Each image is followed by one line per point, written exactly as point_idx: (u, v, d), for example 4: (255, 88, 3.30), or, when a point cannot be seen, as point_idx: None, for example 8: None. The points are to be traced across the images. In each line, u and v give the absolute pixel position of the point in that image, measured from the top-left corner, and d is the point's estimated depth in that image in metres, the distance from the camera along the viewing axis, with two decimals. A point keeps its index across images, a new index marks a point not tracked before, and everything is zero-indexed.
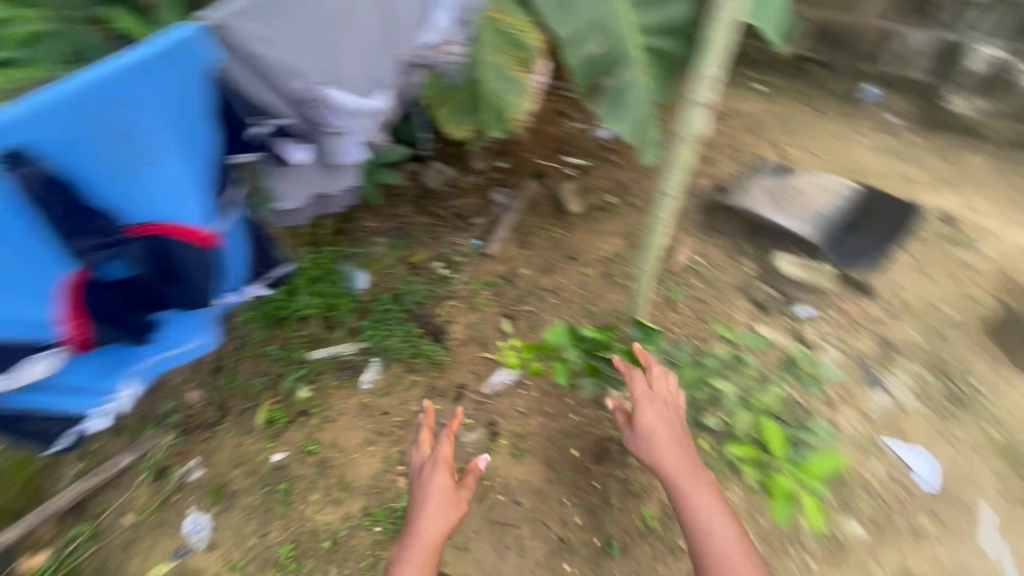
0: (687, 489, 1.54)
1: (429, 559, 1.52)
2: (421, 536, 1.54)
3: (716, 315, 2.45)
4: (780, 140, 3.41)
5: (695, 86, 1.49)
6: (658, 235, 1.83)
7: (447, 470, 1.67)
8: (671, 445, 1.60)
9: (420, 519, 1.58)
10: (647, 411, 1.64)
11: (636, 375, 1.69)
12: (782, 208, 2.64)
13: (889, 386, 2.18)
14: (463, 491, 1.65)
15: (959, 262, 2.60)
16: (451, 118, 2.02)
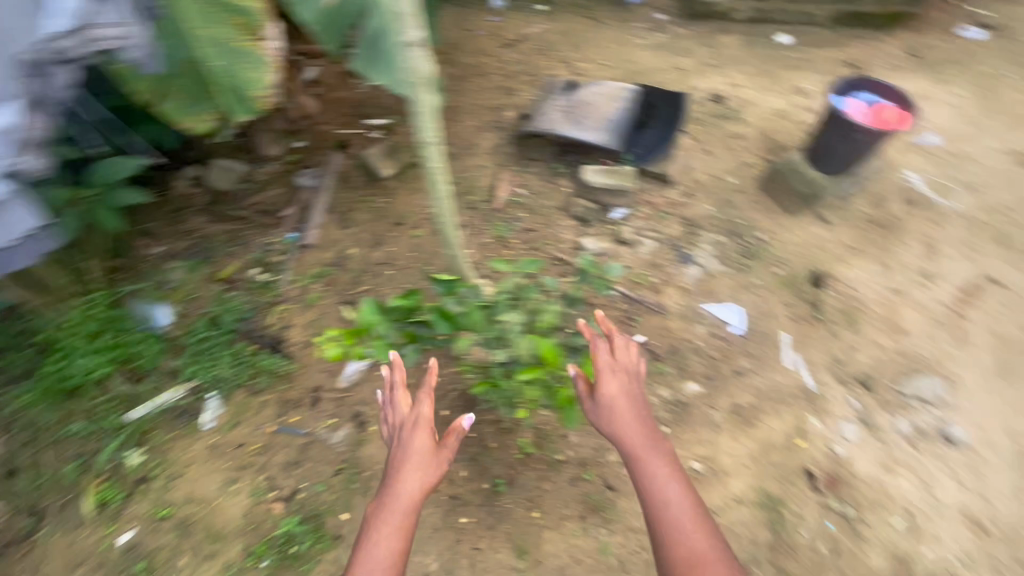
0: (645, 459, 1.47)
1: (407, 524, 1.39)
2: (399, 498, 1.41)
3: (546, 239, 2.55)
4: (570, 57, 3.55)
5: (402, 26, 1.56)
6: (440, 184, 1.86)
7: (428, 431, 1.52)
8: (629, 414, 1.53)
9: (400, 481, 1.44)
10: (608, 382, 1.56)
11: (599, 345, 1.62)
12: (580, 124, 2.75)
13: (697, 258, 2.48)
14: (446, 451, 1.50)
15: (730, 137, 3.03)
16: (181, 111, 1.76)
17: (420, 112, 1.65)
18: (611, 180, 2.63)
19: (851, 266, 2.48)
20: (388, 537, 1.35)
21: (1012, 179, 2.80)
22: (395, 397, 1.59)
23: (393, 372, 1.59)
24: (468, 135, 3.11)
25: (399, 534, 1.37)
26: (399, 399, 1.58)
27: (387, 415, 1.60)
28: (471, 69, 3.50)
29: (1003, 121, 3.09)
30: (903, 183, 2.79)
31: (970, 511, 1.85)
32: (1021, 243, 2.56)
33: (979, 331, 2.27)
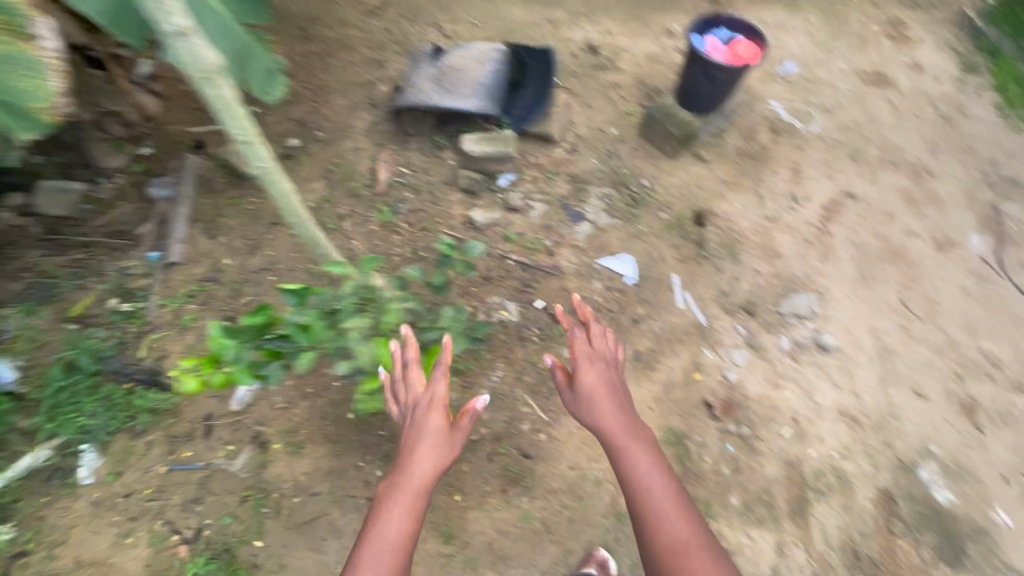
0: (625, 446, 1.39)
1: (416, 507, 1.28)
2: (410, 479, 1.30)
3: (435, 216, 2.46)
4: (440, 19, 3.38)
5: (162, 14, 1.20)
6: (279, 182, 1.61)
7: (443, 411, 1.40)
8: (609, 402, 1.48)
9: (412, 460, 1.33)
10: (586, 370, 1.51)
11: (577, 333, 1.58)
12: (453, 93, 2.58)
13: (586, 214, 2.50)
14: (460, 433, 1.38)
15: (607, 88, 3.04)
16: None
17: (225, 110, 1.38)
18: (486, 147, 2.53)
19: (729, 200, 2.61)
20: (397, 518, 1.25)
21: (860, 98, 3.02)
22: (409, 374, 1.47)
23: (406, 346, 1.47)
24: (340, 117, 2.91)
25: (408, 517, 1.25)
26: (412, 375, 1.47)
27: (398, 393, 1.48)
28: (335, 43, 3.26)
29: (849, 42, 3.30)
30: (767, 114, 2.94)
31: (845, 409, 2.06)
32: (872, 156, 2.78)
33: (841, 244, 2.47)
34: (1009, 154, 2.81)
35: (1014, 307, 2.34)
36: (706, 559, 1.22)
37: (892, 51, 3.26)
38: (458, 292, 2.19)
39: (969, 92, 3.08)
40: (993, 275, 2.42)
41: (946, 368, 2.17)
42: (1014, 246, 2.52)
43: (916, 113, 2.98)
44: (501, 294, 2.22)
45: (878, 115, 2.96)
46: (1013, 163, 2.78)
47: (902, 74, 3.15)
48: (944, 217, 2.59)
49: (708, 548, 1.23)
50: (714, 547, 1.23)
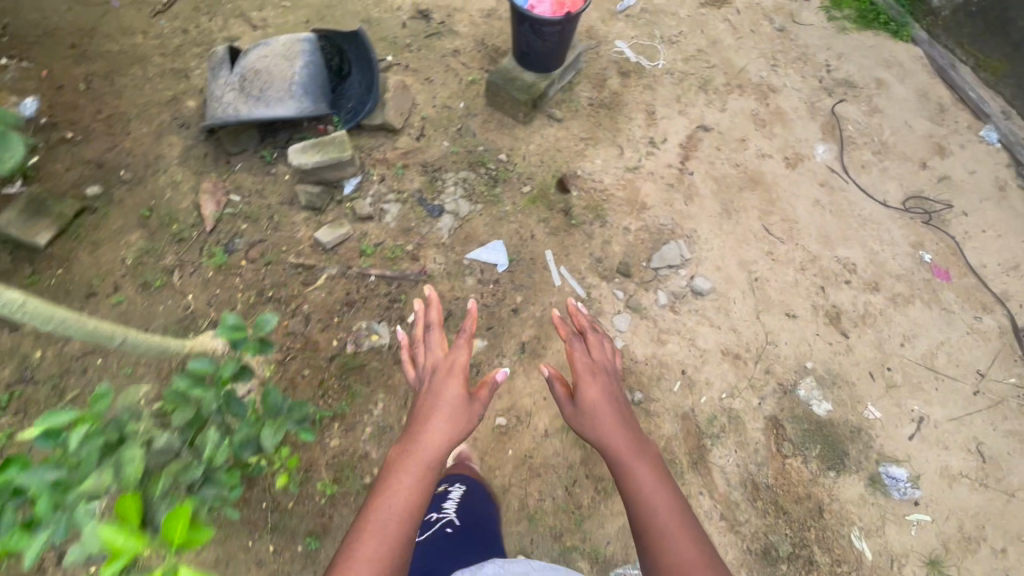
0: (633, 460, 1.17)
1: (425, 482, 1.06)
2: (423, 446, 1.11)
3: (279, 243, 2.20)
4: (242, 6, 2.94)
5: None
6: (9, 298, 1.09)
7: (462, 377, 1.27)
8: (612, 414, 1.29)
9: (427, 425, 1.16)
10: (588, 382, 1.36)
11: (576, 342, 1.47)
12: (263, 97, 2.24)
13: (446, 205, 2.33)
14: (480, 402, 1.25)
15: (445, 57, 2.79)
16: None
17: None
18: (319, 156, 2.21)
19: (590, 158, 2.52)
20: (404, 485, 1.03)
21: (700, 22, 2.97)
22: (431, 339, 1.38)
23: (428, 318, 1.41)
24: (145, 147, 2.49)
25: (415, 485, 1.04)
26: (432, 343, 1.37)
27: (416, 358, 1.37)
28: (122, 56, 2.76)
29: None
30: (613, 57, 2.83)
31: (728, 348, 2.11)
32: (719, 83, 2.76)
33: (701, 182, 2.47)
34: (840, 56, 2.89)
35: (861, 208, 2.46)
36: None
37: None
38: (319, 326, 1.99)
39: None
40: (839, 181, 2.52)
41: (811, 283, 2.26)
42: (856, 147, 2.62)
43: (754, 29, 2.97)
44: (367, 317, 2.04)
45: (719, 37, 2.93)
46: (844, 64, 2.86)
47: None
48: (792, 132, 2.64)
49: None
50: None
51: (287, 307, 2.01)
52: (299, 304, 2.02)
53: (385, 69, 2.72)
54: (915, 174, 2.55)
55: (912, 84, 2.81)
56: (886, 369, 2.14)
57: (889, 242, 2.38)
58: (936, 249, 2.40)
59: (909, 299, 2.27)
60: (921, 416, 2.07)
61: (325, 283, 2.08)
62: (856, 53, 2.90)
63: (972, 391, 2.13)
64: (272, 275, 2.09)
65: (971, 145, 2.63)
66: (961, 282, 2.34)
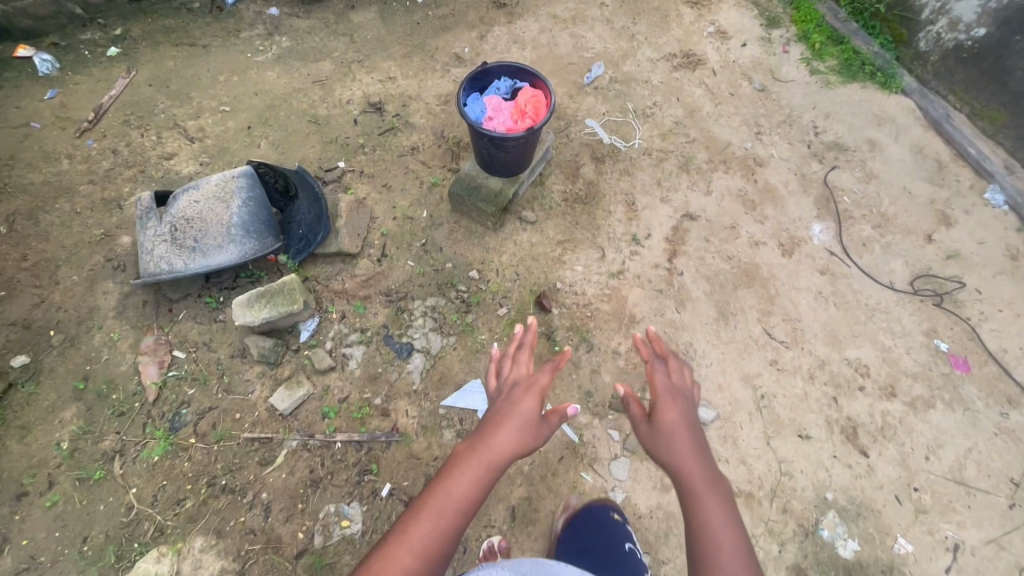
0: (704, 496, 1.10)
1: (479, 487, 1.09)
2: (484, 450, 1.12)
3: (231, 409, 1.97)
4: (177, 116, 2.68)
5: None
6: None
7: (536, 391, 1.23)
8: (690, 443, 1.18)
9: (497, 433, 1.15)
10: (668, 407, 1.22)
11: (657, 363, 1.30)
12: (198, 247, 2.00)
13: (414, 342, 2.10)
14: (548, 426, 1.21)
15: (402, 156, 2.56)
16: None
17: None
18: (268, 311, 1.97)
19: (570, 265, 2.29)
20: (462, 486, 1.07)
21: (675, 90, 2.76)
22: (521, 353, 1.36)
23: (523, 335, 1.38)
24: (77, 298, 2.24)
25: (472, 486, 1.07)
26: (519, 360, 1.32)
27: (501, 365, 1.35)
28: (46, 187, 2.50)
29: (650, 20, 2.97)
30: (584, 140, 2.61)
31: (738, 487, 1.90)
32: (701, 160, 2.55)
33: (693, 281, 2.26)
34: (828, 115, 2.68)
35: (869, 296, 2.25)
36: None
37: (694, 20, 2.98)
38: (281, 517, 1.76)
39: (778, 50, 2.88)
40: (842, 264, 2.31)
41: (821, 395, 2.06)
42: (855, 222, 2.42)
43: (733, 91, 2.76)
44: (336, 496, 1.82)
45: (697, 105, 2.71)
46: (833, 124, 2.66)
47: (709, 46, 2.89)
48: (785, 212, 2.43)
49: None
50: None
51: (243, 497, 1.78)
52: (257, 491, 1.79)
53: (338, 179, 2.49)
54: (920, 249, 2.35)
55: (907, 141, 2.60)
56: (912, 491, 1.94)
57: (901, 333, 2.18)
58: (952, 335, 2.20)
59: (929, 402, 2.07)
60: (956, 543, 1.88)
61: (285, 461, 1.85)
62: (844, 111, 2.69)
63: (1008, 505, 1.94)
64: (224, 454, 1.86)
65: (976, 209, 2.44)
66: (983, 373, 2.14)
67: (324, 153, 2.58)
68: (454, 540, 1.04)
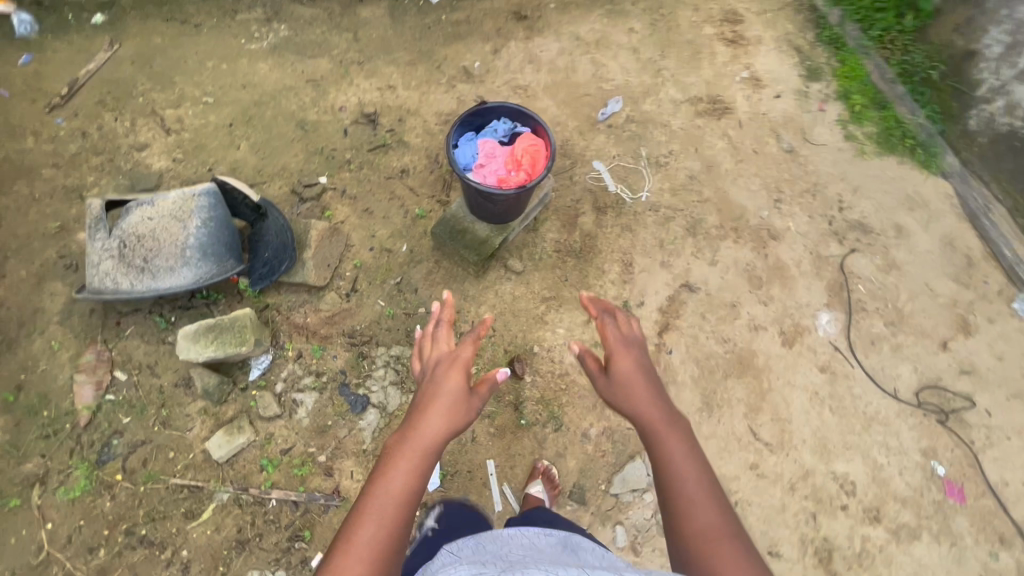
0: (665, 434, 1.14)
1: (417, 474, 1.07)
2: (414, 438, 1.11)
3: (165, 446, 1.83)
4: (156, 101, 2.48)
5: None
6: None
7: (462, 368, 1.24)
8: (646, 385, 1.24)
9: (424, 418, 1.14)
10: (620, 356, 1.27)
11: (605, 318, 1.35)
12: (148, 267, 1.83)
13: (371, 395, 1.94)
14: (479, 399, 1.21)
15: (390, 179, 2.36)
16: None
17: None
18: (213, 348, 1.81)
19: (552, 327, 2.12)
20: (396, 480, 1.05)
21: (694, 139, 2.53)
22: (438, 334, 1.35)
23: (440, 312, 1.39)
24: (22, 296, 2.09)
25: (408, 480, 1.05)
26: (438, 338, 1.32)
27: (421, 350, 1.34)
28: (6, 166, 2.33)
29: (680, 55, 2.72)
30: (588, 185, 2.40)
31: None
32: (711, 224, 2.34)
33: (681, 363, 2.08)
34: (856, 189, 2.45)
35: (868, 403, 2.07)
36: (748, 569, 0.97)
37: (728, 61, 2.73)
38: None
39: (814, 107, 2.64)
40: (845, 364, 2.13)
41: (799, 510, 1.91)
42: (866, 315, 2.22)
43: (758, 149, 2.53)
44: (262, 561, 1.69)
45: (717, 160, 2.49)
46: (860, 201, 2.43)
47: (740, 94, 2.65)
48: (792, 295, 2.23)
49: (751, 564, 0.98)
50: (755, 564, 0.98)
51: (162, 552, 1.67)
52: (178, 546, 1.68)
53: (317, 197, 2.30)
54: (932, 356, 2.16)
55: (938, 230, 2.38)
56: None
57: (897, 451, 2.01)
58: (952, 457, 2.02)
59: (914, 532, 1.91)
60: None
61: (212, 517, 1.72)
62: (875, 187, 2.46)
63: None
64: (149, 500, 1.73)
65: (1001, 319, 2.23)
66: (980, 507, 1.97)
67: (306, 164, 2.38)
68: (407, 530, 1.02)
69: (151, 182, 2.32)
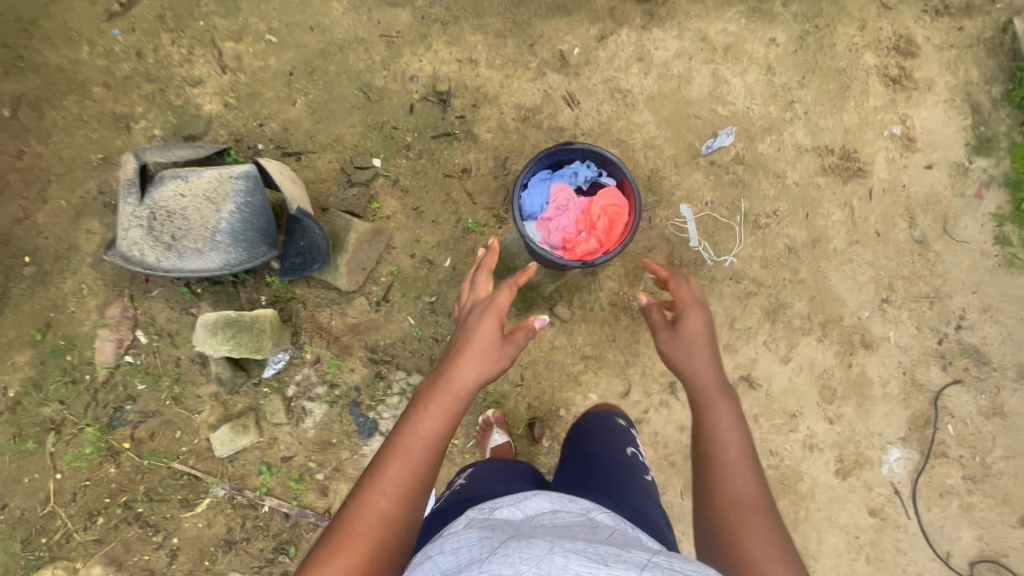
0: (713, 398, 1.18)
1: (448, 415, 1.12)
2: (444, 382, 1.15)
3: (173, 425, 1.82)
4: (216, 27, 2.19)
5: None
6: None
7: (494, 317, 1.26)
8: (706, 349, 1.26)
9: (457, 362, 1.19)
10: (686, 313, 1.31)
11: (679, 278, 1.39)
12: (175, 245, 1.71)
13: (380, 421, 1.86)
14: (512, 346, 1.24)
15: (449, 176, 2.10)
16: None
17: None
18: (229, 346, 1.73)
19: (585, 391, 1.93)
20: (426, 421, 1.10)
21: (808, 201, 2.13)
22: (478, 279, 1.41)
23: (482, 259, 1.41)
24: (60, 228, 2.03)
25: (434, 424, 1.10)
26: (476, 281, 1.39)
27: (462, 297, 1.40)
28: (60, 77, 2.15)
29: (824, 88, 2.22)
30: (667, 232, 2.08)
31: None
32: (798, 312, 2.02)
33: None
34: (985, 309, 2.05)
35: (910, 560, 1.89)
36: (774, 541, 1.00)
37: (882, 107, 2.21)
38: (185, 567, 1.70)
39: (969, 190, 2.15)
40: (900, 512, 1.90)
41: None
42: (946, 463, 1.94)
43: (882, 231, 2.11)
44: (245, 564, 1.72)
45: (827, 234, 2.09)
46: (986, 324, 2.04)
47: (883, 154, 2.17)
48: (866, 420, 1.95)
49: (778, 535, 1.01)
50: (784, 537, 1.01)
51: (155, 534, 1.72)
52: (170, 532, 1.72)
53: (367, 182, 2.08)
54: (1003, 527, 1.92)
55: None
56: None
57: None
58: None
59: None
60: None
61: (206, 511, 1.73)
62: (1010, 311, 2.05)
63: None
64: (150, 478, 1.75)
65: None
66: None
67: (363, 139, 2.13)
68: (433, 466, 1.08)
69: (200, 127, 2.14)
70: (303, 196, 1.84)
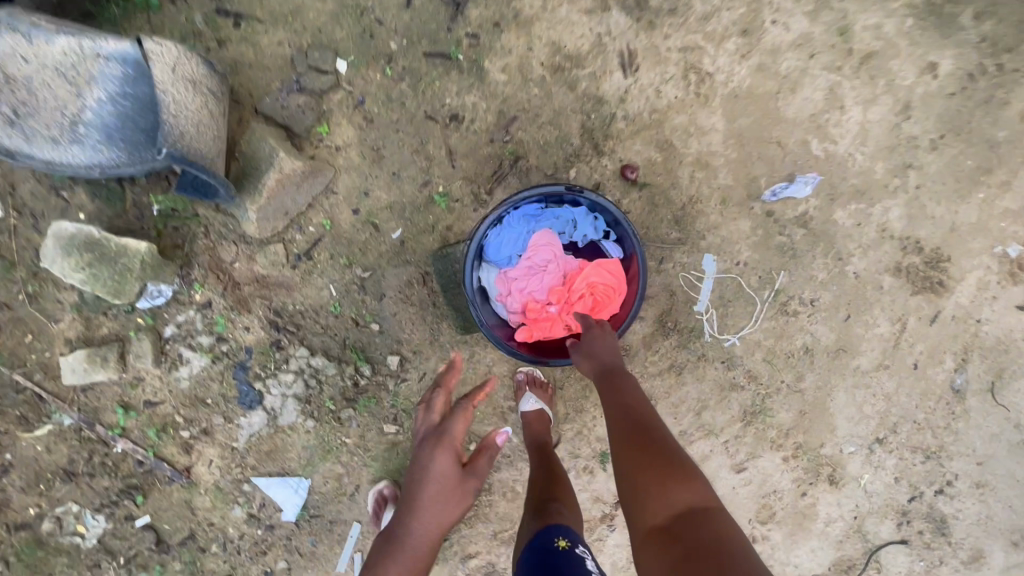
0: (613, 379, 1.25)
1: (419, 557, 1.37)
2: (412, 523, 1.38)
3: (20, 329, 1.51)
4: None
5: None
6: None
7: (453, 449, 1.46)
8: (608, 343, 1.33)
9: (418, 503, 1.40)
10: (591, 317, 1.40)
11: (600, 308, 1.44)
12: (15, 122, 1.22)
13: (266, 396, 1.60)
14: (472, 476, 1.46)
15: (431, 119, 1.54)
16: None
17: None
18: (84, 275, 1.44)
19: (507, 432, 1.68)
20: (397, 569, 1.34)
21: (857, 302, 1.68)
22: (432, 404, 1.52)
23: (442, 381, 1.54)
24: None
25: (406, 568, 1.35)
26: (431, 406, 1.51)
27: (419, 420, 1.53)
28: None
29: (958, 161, 1.62)
30: (674, 284, 1.65)
31: None
32: (776, 422, 1.72)
33: (609, 545, 1.78)
34: (976, 482, 1.79)
35: None
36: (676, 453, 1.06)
37: (1014, 212, 1.65)
38: (20, 483, 1.55)
39: None
40: None
41: None
42: None
43: (921, 364, 1.72)
44: (86, 498, 1.58)
45: (856, 347, 1.70)
46: (967, 497, 1.80)
47: (978, 274, 1.67)
48: (786, 546, 1.80)
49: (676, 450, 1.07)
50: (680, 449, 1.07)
51: None
52: (6, 445, 1.53)
53: (321, 90, 1.51)
54: None
55: None
56: None
57: None
58: None
59: None
60: None
61: (48, 436, 1.54)
62: (1000, 492, 1.80)
63: None
64: None
65: None
66: None
67: (330, 22, 1.49)
68: None
69: None
70: (206, 110, 1.31)
